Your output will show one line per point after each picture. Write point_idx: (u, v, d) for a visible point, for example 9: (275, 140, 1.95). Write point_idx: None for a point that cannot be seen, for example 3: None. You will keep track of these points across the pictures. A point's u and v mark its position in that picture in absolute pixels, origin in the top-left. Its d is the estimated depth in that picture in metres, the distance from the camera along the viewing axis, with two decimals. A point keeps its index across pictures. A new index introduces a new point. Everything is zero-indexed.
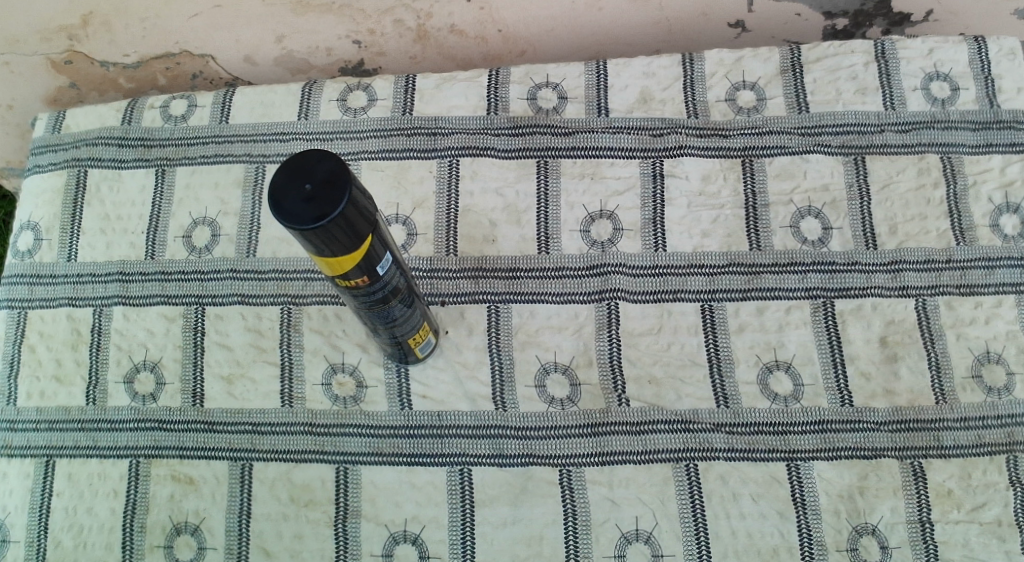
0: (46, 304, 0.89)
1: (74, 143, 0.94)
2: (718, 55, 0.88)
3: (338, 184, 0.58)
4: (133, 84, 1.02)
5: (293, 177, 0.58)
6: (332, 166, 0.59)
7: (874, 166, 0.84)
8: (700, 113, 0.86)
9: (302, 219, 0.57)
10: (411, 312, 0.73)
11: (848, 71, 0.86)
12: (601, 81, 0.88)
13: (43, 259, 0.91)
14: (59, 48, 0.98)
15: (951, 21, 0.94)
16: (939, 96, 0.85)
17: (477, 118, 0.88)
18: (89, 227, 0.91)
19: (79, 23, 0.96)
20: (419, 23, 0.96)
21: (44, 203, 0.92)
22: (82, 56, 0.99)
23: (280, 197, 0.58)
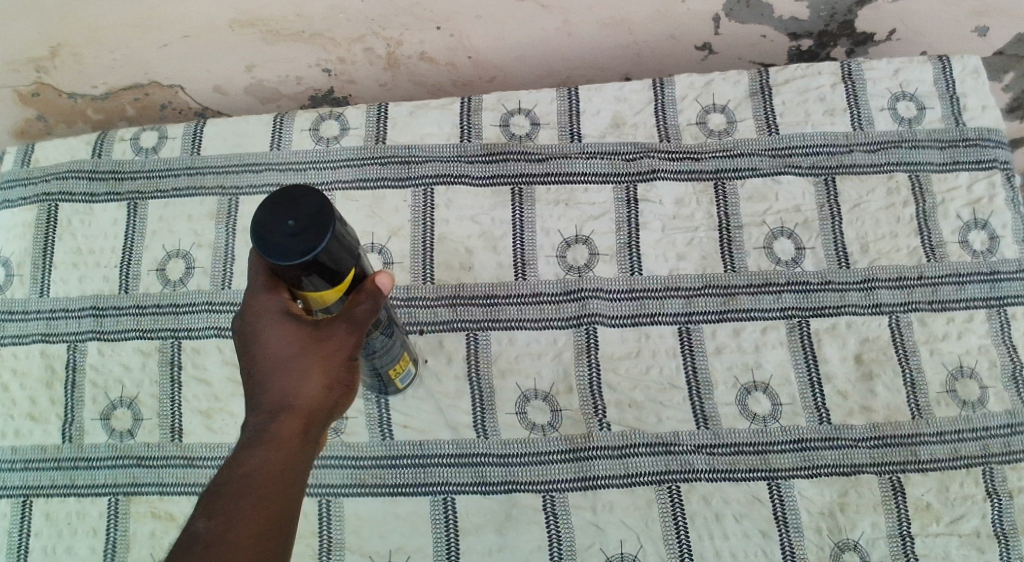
0: (19, 341, 0.88)
1: (44, 177, 0.92)
2: (688, 79, 0.89)
3: (323, 218, 0.58)
4: (101, 115, 1.03)
5: (278, 211, 0.58)
6: (318, 201, 0.58)
7: (845, 186, 0.85)
8: (672, 137, 0.88)
9: (286, 253, 0.57)
10: (391, 344, 0.73)
11: (816, 92, 0.88)
12: (573, 106, 0.89)
13: (14, 294, 0.89)
14: (27, 79, 0.97)
15: (912, 41, 0.97)
16: (906, 115, 0.86)
17: (451, 146, 0.88)
18: (61, 262, 0.90)
19: (49, 55, 0.96)
20: (390, 50, 0.97)
21: (14, 237, 0.91)
22: (51, 88, 0.99)
23: (265, 232, 0.57)
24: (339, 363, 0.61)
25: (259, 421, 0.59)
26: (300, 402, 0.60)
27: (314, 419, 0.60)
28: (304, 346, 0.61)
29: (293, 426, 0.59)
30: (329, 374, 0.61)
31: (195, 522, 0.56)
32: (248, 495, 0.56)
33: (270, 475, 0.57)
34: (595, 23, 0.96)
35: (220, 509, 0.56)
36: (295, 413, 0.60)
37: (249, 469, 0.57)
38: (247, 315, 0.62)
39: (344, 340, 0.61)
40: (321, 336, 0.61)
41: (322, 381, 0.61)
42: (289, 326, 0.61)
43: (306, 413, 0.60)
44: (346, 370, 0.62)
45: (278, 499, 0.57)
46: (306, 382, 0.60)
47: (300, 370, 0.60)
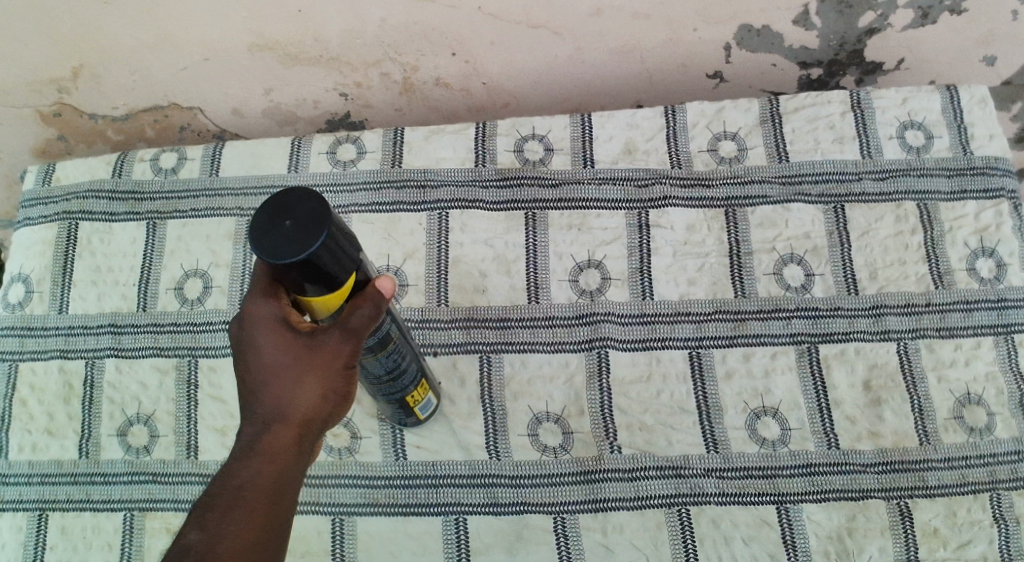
0: (37, 357, 0.89)
1: (64, 196, 0.94)
2: (699, 106, 0.90)
3: (320, 220, 0.57)
4: (121, 135, 1.04)
5: (274, 214, 0.57)
6: (315, 203, 0.58)
7: (854, 213, 0.86)
8: (684, 163, 0.89)
9: (283, 256, 0.56)
10: (404, 365, 0.71)
11: (826, 120, 0.89)
12: (586, 132, 0.91)
13: (33, 311, 0.91)
14: (48, 100, 1.01)
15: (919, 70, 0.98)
16: (914, 144, 0.88)
17: (466, 170, 0.90)
18: (80, 279, 0.92)
19: (70, 75, 0.99)
20: (406, 75, 1.00)
21: (34, 254, 0.93)
22: (71, 108, 1.02)
23: (260, 234, 0.57)
24: (334, 372, 0.60)
25: (251, 431, 0.59)
26: (293, 412, 0.60)
27: (308, 429, 0.60)
28: (300, 354, 0.60)
29: (286, 436, 0.59)
30: (324, 384, 0.60)
31: (188, 533, 0.57)
32: (239, 508, 0.57)
33: (262, 488, 0.58)
34: (607, 51, 0.98)
35: (212, 521, 0.57)
36: (289, 424, 0.59)
37: (240, 482, 0.58)
38: (242, 320, 0.61)
39: (340, 348, 0.60)
40: (316, 344, 0.60)
41: (317, 392, 0.60)
42: (284, 334, 0.60)
43: (300, 423, 0.60)
44: (342, 379, 0.61)
45: (271, 511, 0.58)
46: (301, 393, 0.60)
47: (294, 380, 0.60)
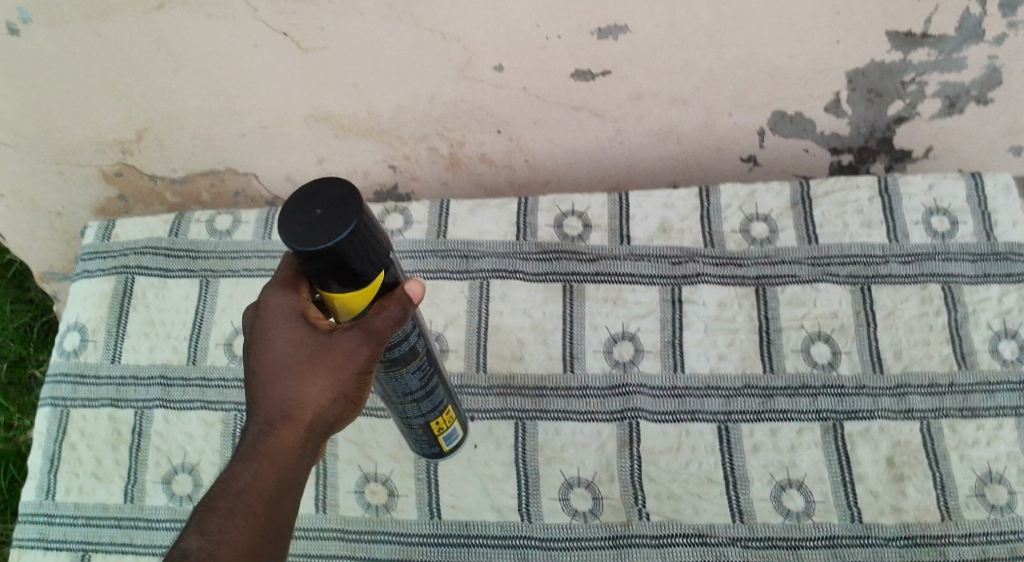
0: (90, 403, 0.94)
1: (122, 251, 1.01)
2: (733, 189, 0.94)
3: (349, 207, 0.57)
4: (178, 198, 1.14)
5: (305, 201, 0.58)
6: (346, 191, 0.58)
7: (880, 295, 0.89)
8: (717, 243, 0.93)
9: (309, 239, 0.56)
10: (430, 386, 0.71)
11: (855, 204, 0.92)
12: (623, 210, 0.95)
13: (88, 359, 0.97)
14: (112, 160, 1.08)
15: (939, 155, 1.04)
16: (940, 229, 0.90)
17: (508, 244, 0.95)
18: (134, 331, 0.97)
19: (134, 138, 1.06)
20: (452, 150, 1.06)
21: (91, 306, 0.99)
22: (133, 168, 1.10)
23: (290, 219, 0.57)
24: (343, 375, 0.63)
25: (258, 427, 0.62)
26: (300, 412, 0.62)
27: (314, 429, 0.63)
28: (312, 354, 0.63)
29: (291, 435, 0.62)
30: (333, 383, 0.63)
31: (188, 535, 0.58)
32: (241, 506, 0.59)
33: (266, 487, 0.60)
34: (646, 134, 1.04)
35: (213, 523, 0.58)
36: (295, 423, 0.62)
37: (242, 481, 0.60)
38: (259, 314, 0.64)
39: (352, 350, 0.62)
40: (328, 346, 0.62)
41: (325, 392, 0.63)
42: (299, 332, 0.63)
43: (307, 422, 0.62)
44: (351, 382, 0.63)
45: (274, 511, 0.60)
46: (309, 392, 0.63)
47: (303, 377, 0.63)
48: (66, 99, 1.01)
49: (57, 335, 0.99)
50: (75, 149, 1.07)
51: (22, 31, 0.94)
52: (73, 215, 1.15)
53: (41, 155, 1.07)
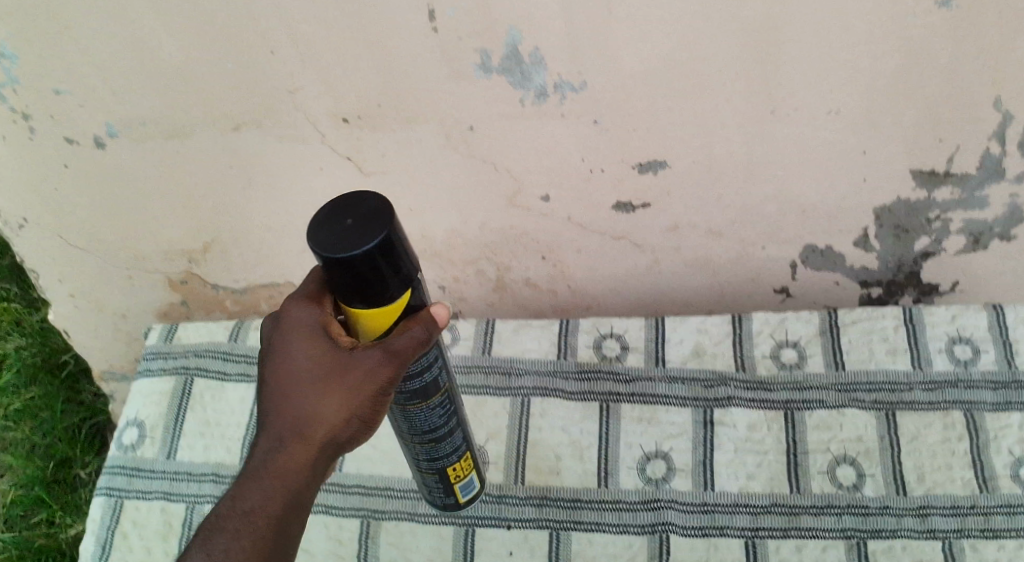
0: (143, 495, 1.05)
1: (183, 352, 1.14)
2: (764, 316, 1.02)
3: (378, 218, 0.66)
4: (238, 306, 1.39)
5: (340, 211, 0.67)
6: (376, 203, 0.67)
7: (904, 420, 0.93)
8: (747, 367, 1.00)
9: (341, 241, 0.65)
10: (447, 423, 0.81)
11: (880, 333, 0.99)
12: (659, 334, 1.04)
13: (144, 453, 1.07)
14: (179, 267, 1.33)
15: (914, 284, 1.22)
16: (963, 357, 0.96)
17: (549, 362, 1.04)
18: (190, 428, 1.08)
19: (202, 248, 1.30)
20: (499, 274, 1.29)
21: (152, 403, 1.11)
22: (198, 278, 1.36)
23: (324, 224, 0.66)
24: (356, 398, 0.71)
25: (276, 444, 0.71)
26: (314, 430, 0.71)
27: (326, 446, 0.72)
28: (329, 375, 0.71)
29: (304, 451, 0.71)
30: (346, 403, 0.71)
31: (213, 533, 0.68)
32: (256, 513, 0.69)
33: (276, 495, 0.69)
34: (682, 265, 1.26)
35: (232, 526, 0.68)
36: (309, 441, 0.71)
37: (257, 491, 0.69)
38: (286, 330, 0.73)
39: (368, 370, 0.70)
40: (345, 368, 0.71)
41: (338, 414, 0.71)
42: (320, 352, 0.72)
43: (319, 438, 0.71)
44: (363, 405, 0.71)
45: (281, 520, 0.69)
46: (324, 412, 0.71)
47: (319, 394, 0.71)
48: (140, 205, 1.23)
49: (116, 428, 1.10)
50: (147, 257, 1.32)
51: (107, 145, 1.15)
52: (134, 317, 1.42)
53: (114, 260, 1.33)
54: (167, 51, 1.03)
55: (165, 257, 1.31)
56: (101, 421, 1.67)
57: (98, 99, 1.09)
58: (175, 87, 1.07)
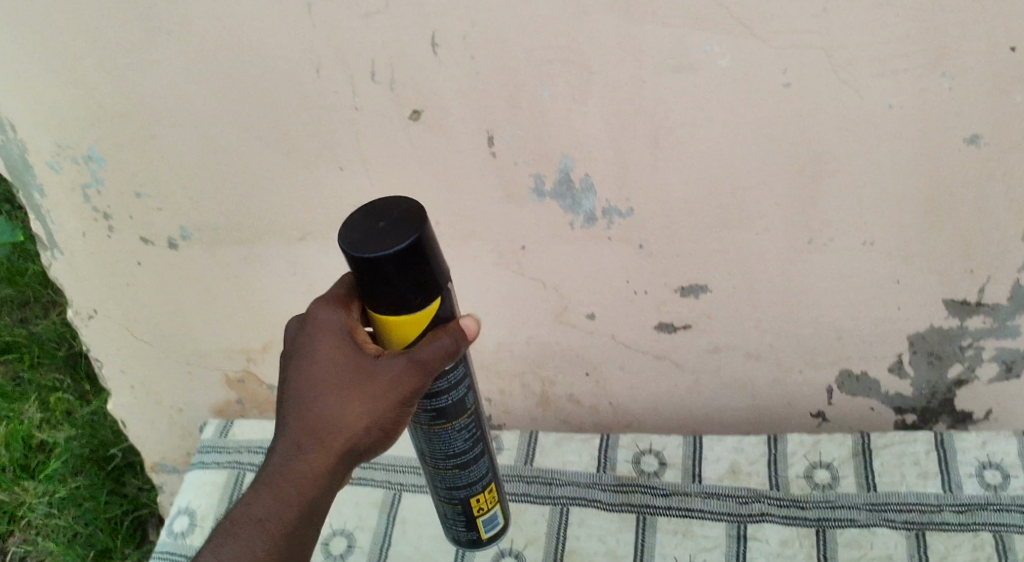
0: None
1: (238, 449, 1.31)
2: (799, 438, 1.13)
3: (407, 223, 0.73)
4: None
5: (373, 217, 0.74)
6: (407, 211, 0.74)
7: (934, 541, 1.01)
8: (780, 485, 1.09)
9: (370, 243, 0.72)
10: (471, 446, 0.88)
11: (913, 456, 1.08)
12: (696, 451, 1.16)
13: (193, 541, 1.23)
14: (237, 366, 1.45)
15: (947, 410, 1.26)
16: (993, 481, 1.05)
17: (589, 474, 1.16)
18: None
19: (261, 348, 1.41)
20: (544, 388, 1.36)
21: (203, 494, 1.28)
22: (255, 377, 1.46)
23: (357, 227, 0.73)
24: (377, 405, 0.78)
25: (304, 441, 0.79)
26: (338, 431, 0.79)
27: (348, 448, 0.80)
28: (355, 382, 0.79)
29: (328, 451, 0.79)
30: (367, 420, 0.79)
31: (245, 517, 0.79)
32: (281, 501, 0.79)
33: (295, 499, 0.79)
34: (720, 386, 1.30)
35: (260, 512, 0.79)
36: (332, 443, 0.79)
37: (284, 484, 0.79)
38: (321, 334, 0.81)
39: (391, 379, 0.77)
40: (371, 376, 0.78)
41: (360, 419, 0.79)
42: (349, 360, 0.79)
43: (339, 448, 0.79)
44: (384, 414, 0.78)
45: (299, 521, 0.80)
46: (347, 415, 0.79)
47: (342, 408, 0.79)
48: (206, 303, 1.36)
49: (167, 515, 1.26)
50: (206, 353, 1.44)
51: (180, 246, 1.29)
52: (190, 411, 1.53)
53: (176, 354, 1.45)
54: (241, 161, 1.17)
55: (223, 352, 1.43)
56: (143, 516, 1.75)
57: (175, 205, 1.24)
58: (250, 198, 1.21)
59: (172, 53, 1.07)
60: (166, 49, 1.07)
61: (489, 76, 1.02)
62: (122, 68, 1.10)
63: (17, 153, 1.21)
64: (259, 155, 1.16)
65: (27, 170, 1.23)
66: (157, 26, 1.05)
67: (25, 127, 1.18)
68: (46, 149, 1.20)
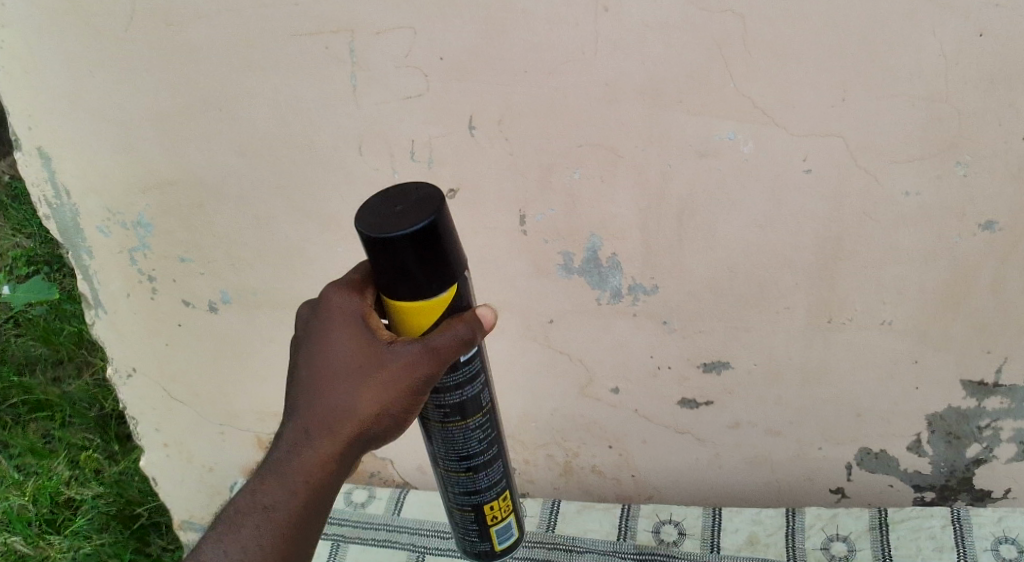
0: None
1: None
2: (816, 511, 1.24)
3: (425, 206, 0.72)
4: None
5: (391, 201, 0.74)
6: (426, 195, 0.74)
7: None
8: (799, 555, 1.20)
9: (386, 224, 0.71)
10: (485, 448, 0.89)
11: (928, 530, 1.18)
12: (716, 523, 1.26)
13: None
14: (270, 427, 1.49)
15: (967, 488, 1.27)
16: (1008, 555, 1.14)
17: (610, 541, 1.27)
18: None
19: None
20: (567, 459, 1.39)
21: None
22: None
23: (374, 211, 0.73)
24: (388, 394, 0.78)
25: (314, 429, 0.79)
26: (348, 420, 0.79)
27: (358, 437, 0.80)
28: (366, 369, 0.78)
29: (336, 441, 0.79)
30: (377, 407, 0.78)
31: (255, 507, 0.80)
32: (289, 491, 0.80)
33: (303, 488, 0.80)
34: (741, 462, 1.33)
35: (268, 501, 0.80)
36: (342, 432, 0.79)
37: (293, 472, 0.80)
38: (333, 319, 0.81)
39: (403, 366, 0.77)
40: (382, 364, 0.78)
41: (370, 407, 0.78)
42: (362, 346, 0.79)
43: (348, 436, 0.79)
44: (394, 403, 0.78)
45: (308, 508, 0.81)
46: (358, 403, 0.79)
47: (353, 395, 0.79)
48: (240, 366, 1.43)
49: None
50: (239, 413, 1.49)
51: (219, 309, 1.37)
52: (221, 470, 1.57)
53: (209, 415, 1.51)
54: (289, 236, 1.25)
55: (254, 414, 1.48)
56: None
57: (216, 270, 1.32)
58: (291, 267, 1.28)
59: (229, 131, 1.17)
60: (222, 128, 1.17)
61: (523, 158, 1.09)
62: (182, 145, 1.20)
63: (70, 218, 1.31)
64: (303, 227, 1.24)
65: (77, 233, 1.33)
66: (217, 106, 1.15)
67: (80, 195, 1.28)
68: (99, 215, 1.30)
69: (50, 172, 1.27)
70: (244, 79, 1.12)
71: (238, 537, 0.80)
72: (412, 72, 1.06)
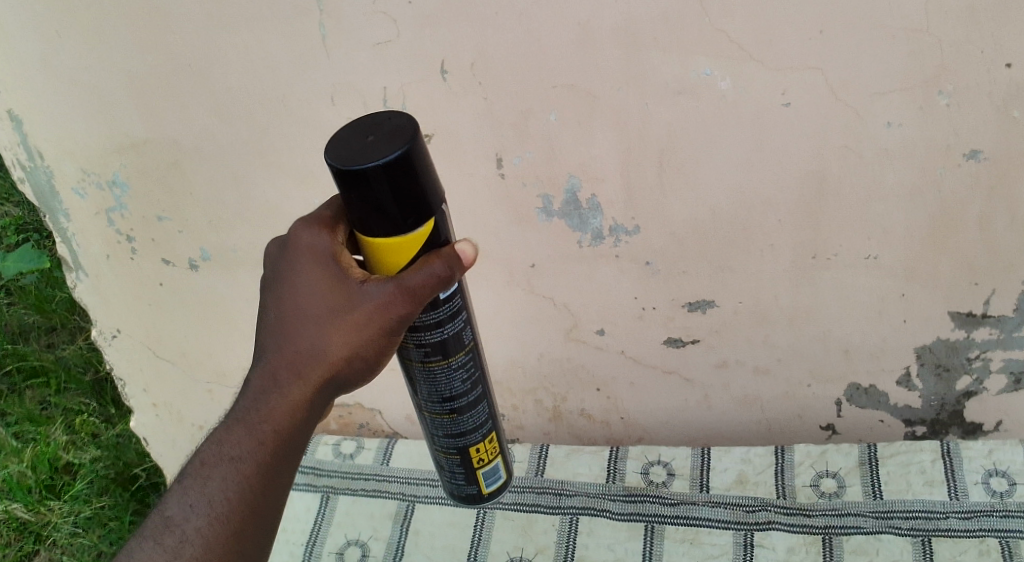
0: None
1: None
2: (806, 448, 1.23)
3: (396, 136, 0.69)
4: None
5: (362, 132, 0.70)
6: (399, 124, 0.70)
7: (939, 546, 1.11)
8: (788, 494, 1.20)
9: (358, 156, 0.68)
10: (470, 388, 0.87)
11: (918, 465, 1.18)
12: (705, 463, 1.26)
13: None
14: None
15: (958, 419, 1.26)
16: (999, 488, 1.14)
17: (600, 485, 1.27)
18: None
19: None
20: (556, 404, 1.37)
21: None
22: None
23: (345, 142, 0.69)
24: (360, 335, 0.75)
25: (282, 373, 0.76)
26: (319, 365, 0.76)
27: (330, 381, 0.77)
28: (338, 310, 0.75)
29: (307, 385, 0.76)
30: (349, 350, 0.76)
31: (218, 457, 0.76)
32: (255, 438, 0.76)
33: (271, 435, 0.76)
34: (731, 403, 1.31)
35: (232, 449, 0.76)
36: (311, 376, 0.76)
37: (260, 420, 0.76)
38: (304, 260, 0.78)
39: (376, 306, 0.74)
40: (354, 304, 0.75)
41: (342, 350, 0.76)
42: (334, 287, 0.76)
43: (319, 378, 0.77)
44: (367, 345, 0.76)
45: (275, 458, 0.77)
46: (329, 346, 0.76)
47: (324, 337, 0.76)
48: (227, 325, 1.39)
49: None
50: (227, 372, 1.46)
51: (200, 267, 1.32)
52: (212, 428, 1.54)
53: (197, 375, 1.47)
54: (262, 190, 1.20)
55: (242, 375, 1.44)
56: None
57: (194, 228, 1.27)
58: (267, 223, 1.24)
59: (193, 86, 1.11)
60: (188, 84, 1.11)
61: (498, 102, 1.05)
62: (148, 102, 1.14)
63: (45, 180, 1.27)
64: (274, 179, 1.19)
65: (54, 196, 1.28)
66: (180, 59, 1.09)
67: (53, 156, 1.24)
68: (73, 176, 1.25)
69: (22, 135, 1.23)
70: (202, 29, 1.06)
71: (205, 491, 0.75)
72: (380, 18, 1.01)
